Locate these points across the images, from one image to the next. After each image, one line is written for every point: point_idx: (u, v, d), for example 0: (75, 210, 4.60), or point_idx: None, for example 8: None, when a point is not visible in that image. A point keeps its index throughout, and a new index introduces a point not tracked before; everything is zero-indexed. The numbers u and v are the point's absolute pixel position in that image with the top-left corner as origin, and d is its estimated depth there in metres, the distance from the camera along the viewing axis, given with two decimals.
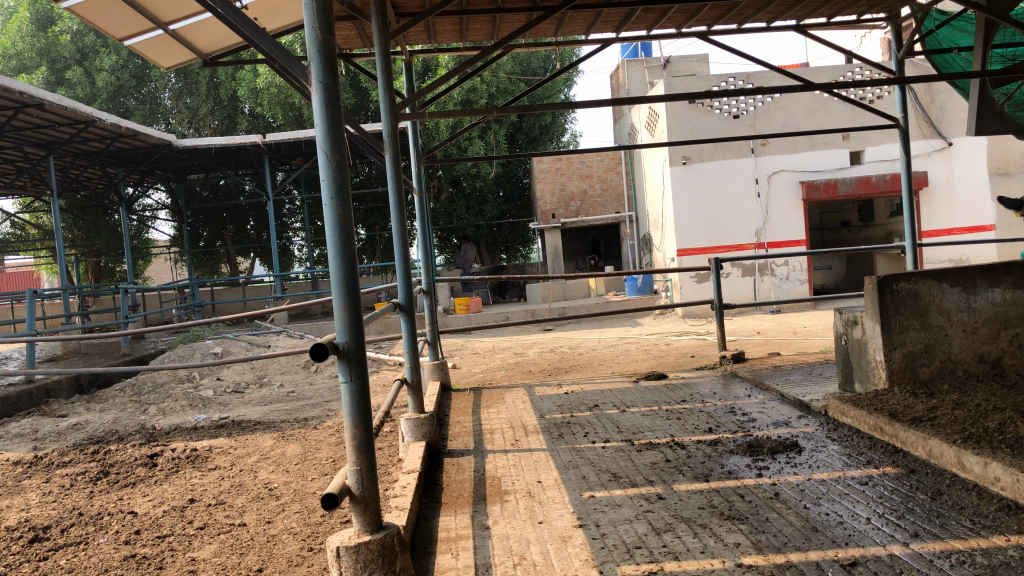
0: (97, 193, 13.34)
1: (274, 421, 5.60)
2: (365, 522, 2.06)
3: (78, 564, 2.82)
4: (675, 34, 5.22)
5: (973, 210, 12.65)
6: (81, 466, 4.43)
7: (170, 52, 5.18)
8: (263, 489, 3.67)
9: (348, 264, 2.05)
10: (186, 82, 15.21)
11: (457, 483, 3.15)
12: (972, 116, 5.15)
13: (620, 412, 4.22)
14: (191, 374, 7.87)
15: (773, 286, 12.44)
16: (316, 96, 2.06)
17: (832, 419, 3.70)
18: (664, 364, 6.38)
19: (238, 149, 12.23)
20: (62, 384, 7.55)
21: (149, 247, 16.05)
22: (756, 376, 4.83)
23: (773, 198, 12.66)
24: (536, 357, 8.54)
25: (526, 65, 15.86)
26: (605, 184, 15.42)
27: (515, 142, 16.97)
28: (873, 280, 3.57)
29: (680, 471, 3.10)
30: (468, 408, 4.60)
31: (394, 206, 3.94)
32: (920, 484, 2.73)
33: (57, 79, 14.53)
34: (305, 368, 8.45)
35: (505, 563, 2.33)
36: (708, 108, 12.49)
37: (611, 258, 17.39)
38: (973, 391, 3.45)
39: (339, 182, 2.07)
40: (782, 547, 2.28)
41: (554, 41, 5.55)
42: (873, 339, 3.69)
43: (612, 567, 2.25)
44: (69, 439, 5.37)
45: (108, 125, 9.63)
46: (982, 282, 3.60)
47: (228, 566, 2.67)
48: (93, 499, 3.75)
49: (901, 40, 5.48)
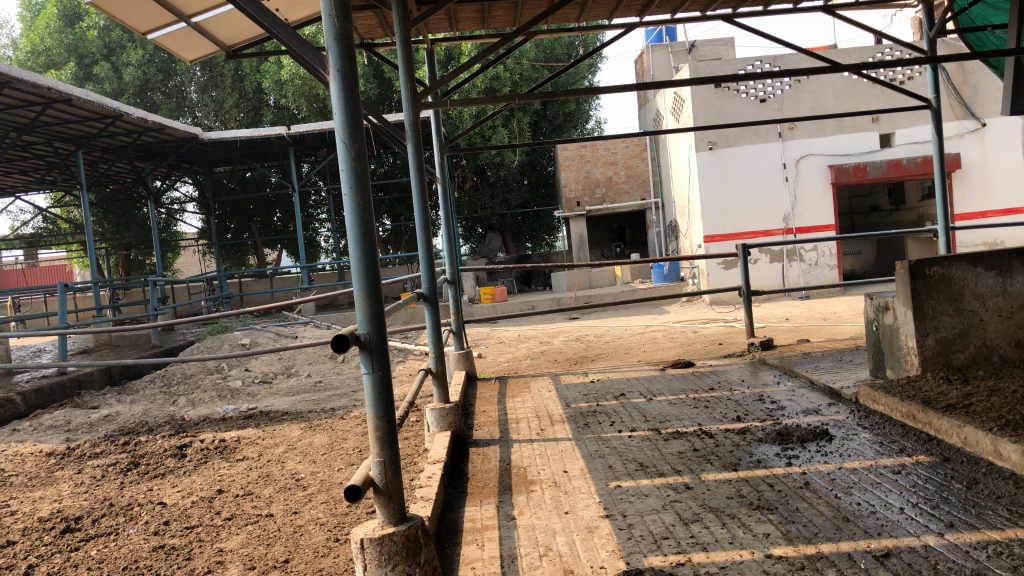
0: (126, 186, 13.51)
1: (301, 411, 5.63)
2: (389, 514, 2.05)
3: (108, 555, 2.84)
4: (698, 17, 5.14)
5: (1009, 192, 12.40)
6: (112, 457, 4.47)
7: (193, 44, 5.18)
8: (291, 479, 3.68)
9: (369, 253, 2.03)
10: (212, 75, 15.37)
11: (483, 473, 3.14)
12: (1007, 95, 5.01)
13: (646, 401, 4.19)
14: (220, 366, 7.95)
15: (802, 271, 12.30)
16: (335, 85, 2.04)
17: (863, 407, 3.64)
18: (692, 352, 6.32)
19: (263, 141, 12.29)
20: (94, 376, 7.65)
21: (178, 240, 16.22)
22: (786, 363, 4.76)
23: (802, 181, 12.49)
24: (562, 345, 8.51)
25: (549, 51, 15.81)
26: (631, 170, 15.32)
27: (539, 129, 16.88)
28: (906, 265, 3.50)
29: (708, 460, 3.06)
30: (494, 397, 4.59)
31: (417, 196, 3.92)
32: (955, 473, 2.67)
33: (84, 74, 14.75)
34: (332, 359, 8.51)
35: (531, 554, 2.31)
36: (735, 92, 12.34)
37: (637, 246, 17.31)
38: (1009, 377, 3.38)
39: (358, 172, 2.05)
40: (813, 538, 2.24)
41: (577, 26, 5.48)
42: (905, 325, 3.61)
43: (639, 558, 2.22)
44: (101, 430, 5.43)
45: (135, 118, 9.67)
46: (1019, 265, 3.52)
47: (256, 557, 2.68)
48: (123, 489, 3.80)
49: (934, 19, 5.33)
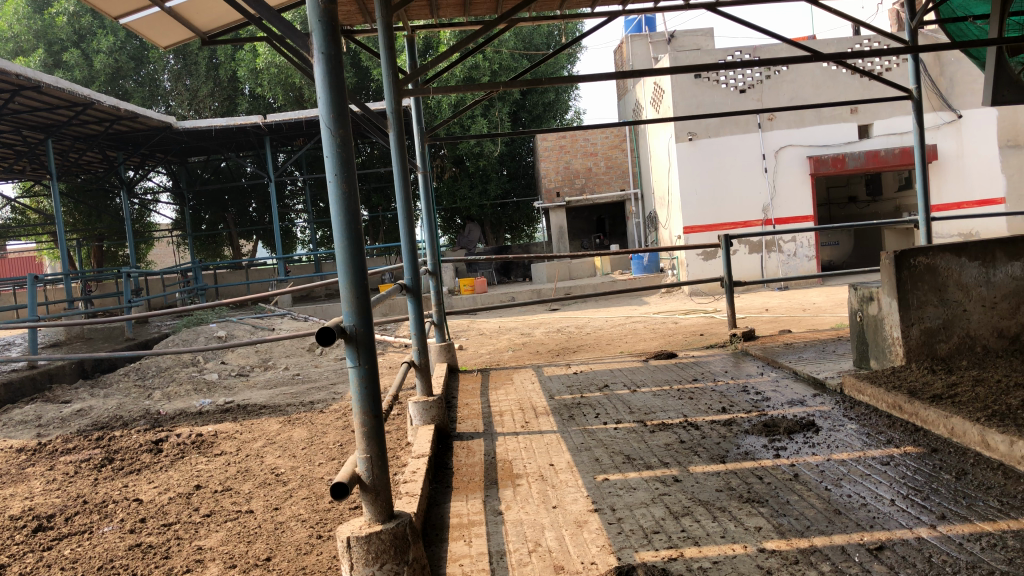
0: (98, 176, 13.29)
1: (280, 404, 5.55)
2: (376, 511, 2.00)
3: (83, 554, 2.76)
4: (682, 6, 5.10)
5: (983, 183, 12.54)
6: (85, 453, 4.37)
7: (167, 30, 5.06)
8: (270, 474, 3.61)
9: (355, 243, 1.97)
10: (185, 64, 15.14)
11: (468, 467, 3.09)
12: (988, 87, 5.02)
13: (630, 393, 4.15)
14: (195, 359, 7.83)
15: (781, 262, 12.35)
16: (318, 68, 1.97)
17: (848, 397, 3.64)
18: (673, 343, 6.30)
19: (239, 130, 12.10)
20: (65, 370, 7.51)
21: (152, 232, 15.99)
22: (768, 354, 4.76)
23: (781, 172, 12.52)
24: (543, 337, 8.47)
25: (528, 40, 15.77)
26: (610, 161, 15.34)
27: (518, 119, 16.80)
28: (891, 254, 3.49)
29: (696, 453, 3.03)
30: (476, 390, 4.54)
31: (400, 186, 3.85)
32: (943, 463, 2.66)
33: (54, 61, 14.39)
34: (310, 351, 8.43)
35: (520, 550, 2.27)
36: (714, 83, 12.35)
37: (616, 236, 17.36)
38: (993, 367, 3.38)
39: (343, 160, 1.99)
40: (805, 531, 2.22)
41: (559, 14, 5.40)
42: (890, 316, 3.61)
43: (630, 553, 2.18)
44: (73, 425, 5.32)
45: (107, 106, 9.47)
46: (1002, 255, 3.52)
47: (236, 555, 2.61)
48: (97, 486, 3.70)
49: (915, 9, 5.33)
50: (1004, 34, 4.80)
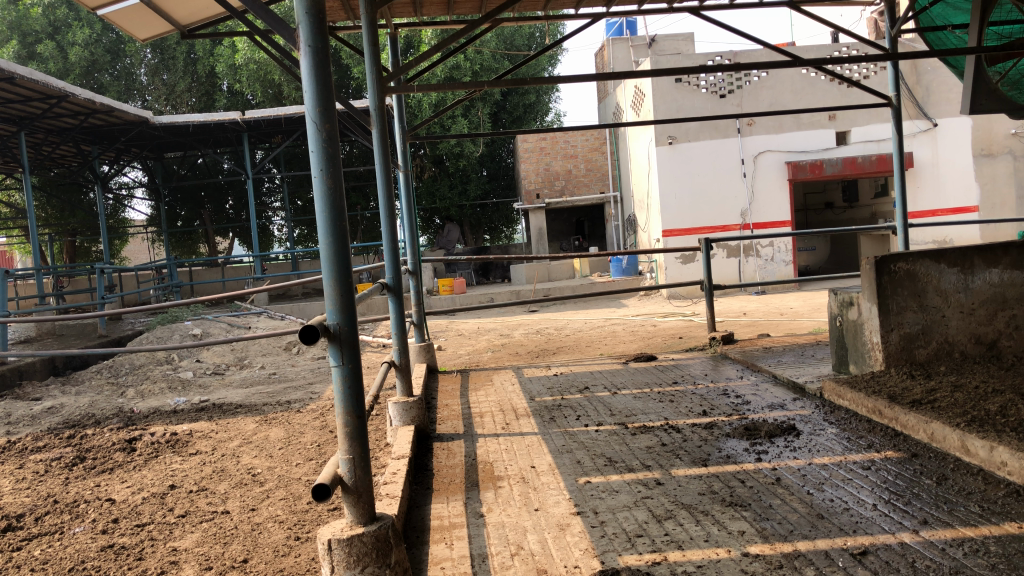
0: (71, 170, 13.10)
1: (256, 403, 5.48)
2: (358, 514, 1.97)
3: (54, 555, 2.69)
4: (665, 9, 5.10)
5: (958, 191, 12.70)
6: (56, 451, 4.29)
7: (144, 23, 4.99)
8: (246, 475, 3.56)
9: (340, 240, 1.94)
10: (163, 58, 14.95)
11: (448, 469, 3.06)
12: (966, 96, 5.10)
13: (611, 395, 4.14)
14: (170, 357, 7.72)
15: (758, 267, 12.44)
16: (305, 61, 1.94)
17: (827, 402, 3.65)
18: (653, 345, 6.30)
19: (217, 126, 11.99)
20: (36, 367, 7.39)
21: (126, 227, 15.79)
22: (748, 358, 4.77)
23: (759, 177, 12.60)
24: (522, 338, 8.47)
25: (510, 41, 15.78)
26: (590, 164, 15.41)
27: (499, 120, 16.81)
28: (871, 260, 3.50)
29: (677, 456, 3.02)
30: (456, 390, 4.51)
31: (382, 185, 3.81)
32: (924, 468, 2.67)
33: (27, 53, 14.01)
34: (286, 351, 8.35)
35: (502, 554, 2.24)
36: (695, 87, 12.40)
37: (595, 239, 17.45)
38: (970, 373, 3.40)
39: (329, 155, 1.96)
40: (788, 536, 2.21)
41: (543, 15, 5.37)
42: (869, 321, 3.62)
43: (614, 557, 2.16)
44: (43, 423, 5.22)
45: (81, 99, 9.31)
46: (980, 262, 3.53)
47: (211, 556, 2.56)
48: (68, 486, 3.63)
49: (896, 17, 5.36)
50: (983, 44, 4.84)
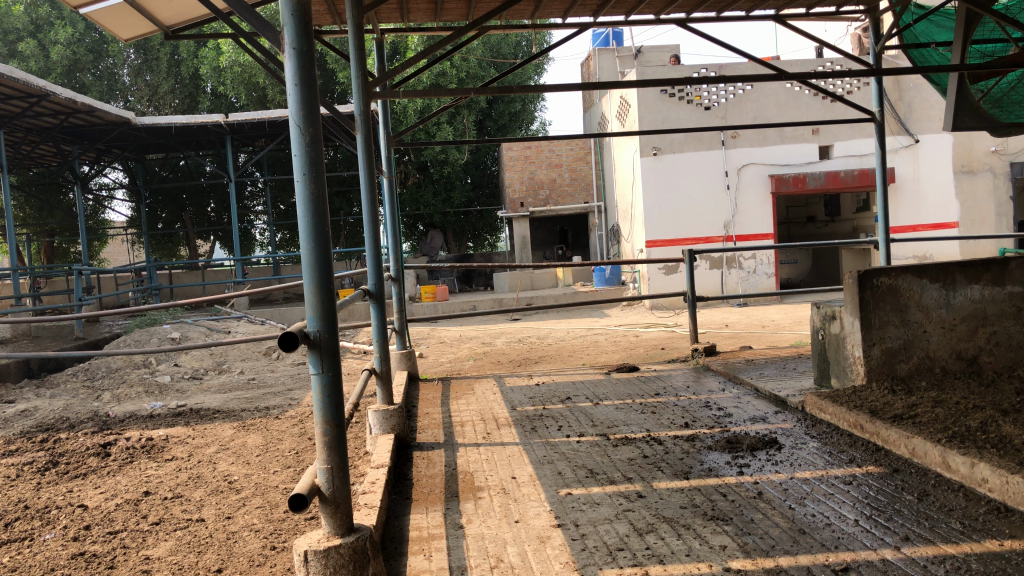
0: (51, 169, 12.97)
1: (234, 409, 5.42)
2: (335, 525, 1.93)
3: (23, 563, 2.63)
4: (652, 20, 5.09)
5: (938, 206, 12.80)
6: (29, 456, 4.21)
7: (128, 22, 4.93)
8: (223, 481, 3.52)
9: (322, 245, 1.92)
10: (146, 59, 14.90)
11: (428, 478, 3.03)
12: (949, 112, 5.16)
13: (593, 405, 4.12)
14: (147, 360, 7.65)
15: (740, 278, 12.50)
16: (290, 64, 1.91)
17: (809, 415, 3.64)
18: (635, 356, 6.27)
19: (199, 128, 11.87)
20: (10, 369, 7.30)
21: (106, 228, 15.66)
22: (730, 370, 4.75)
23: (742, 189, 12.66)
24: (503, 346, 8.44)
25: (497, 51, 15.88)
26: (574, 173, 15.45)
27: (484, 128, 16.80)
28: (854, 274, 3.49)
29: (658, 468, 3.00)
30: (437, 399, 4.46)
31: (366, 191, 3.78)
32: (905, 484, 2.66)
33: (8, 51, 13.89)
34: (266, 356, 8.31)
35: (481, 566, 2.21)
36: (681, 99, 12.47)
37: (579, 248, 17.46)
38: (951, 389, 3.41)
39: (312, 159, 1.92)
40: (769, 551, 2.20)
41: (530, 23, 5.33)
42: (852, 335, 3.62)
43: (593, 570, 2.14)
44: (16, 426, 5.13)
45: (63, 99, 9.20)
46: (961, 278, 3.55)
47: (185, 565, 2.51)
48: (40, 490, 3.56)
49: (882, 33, 5.38)
50: (967, 61, 4.87)
